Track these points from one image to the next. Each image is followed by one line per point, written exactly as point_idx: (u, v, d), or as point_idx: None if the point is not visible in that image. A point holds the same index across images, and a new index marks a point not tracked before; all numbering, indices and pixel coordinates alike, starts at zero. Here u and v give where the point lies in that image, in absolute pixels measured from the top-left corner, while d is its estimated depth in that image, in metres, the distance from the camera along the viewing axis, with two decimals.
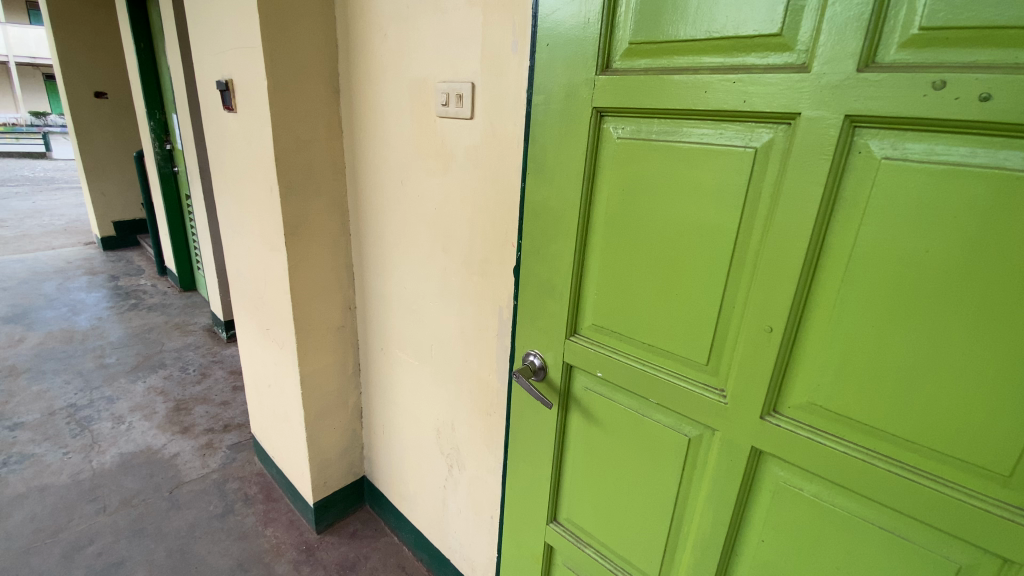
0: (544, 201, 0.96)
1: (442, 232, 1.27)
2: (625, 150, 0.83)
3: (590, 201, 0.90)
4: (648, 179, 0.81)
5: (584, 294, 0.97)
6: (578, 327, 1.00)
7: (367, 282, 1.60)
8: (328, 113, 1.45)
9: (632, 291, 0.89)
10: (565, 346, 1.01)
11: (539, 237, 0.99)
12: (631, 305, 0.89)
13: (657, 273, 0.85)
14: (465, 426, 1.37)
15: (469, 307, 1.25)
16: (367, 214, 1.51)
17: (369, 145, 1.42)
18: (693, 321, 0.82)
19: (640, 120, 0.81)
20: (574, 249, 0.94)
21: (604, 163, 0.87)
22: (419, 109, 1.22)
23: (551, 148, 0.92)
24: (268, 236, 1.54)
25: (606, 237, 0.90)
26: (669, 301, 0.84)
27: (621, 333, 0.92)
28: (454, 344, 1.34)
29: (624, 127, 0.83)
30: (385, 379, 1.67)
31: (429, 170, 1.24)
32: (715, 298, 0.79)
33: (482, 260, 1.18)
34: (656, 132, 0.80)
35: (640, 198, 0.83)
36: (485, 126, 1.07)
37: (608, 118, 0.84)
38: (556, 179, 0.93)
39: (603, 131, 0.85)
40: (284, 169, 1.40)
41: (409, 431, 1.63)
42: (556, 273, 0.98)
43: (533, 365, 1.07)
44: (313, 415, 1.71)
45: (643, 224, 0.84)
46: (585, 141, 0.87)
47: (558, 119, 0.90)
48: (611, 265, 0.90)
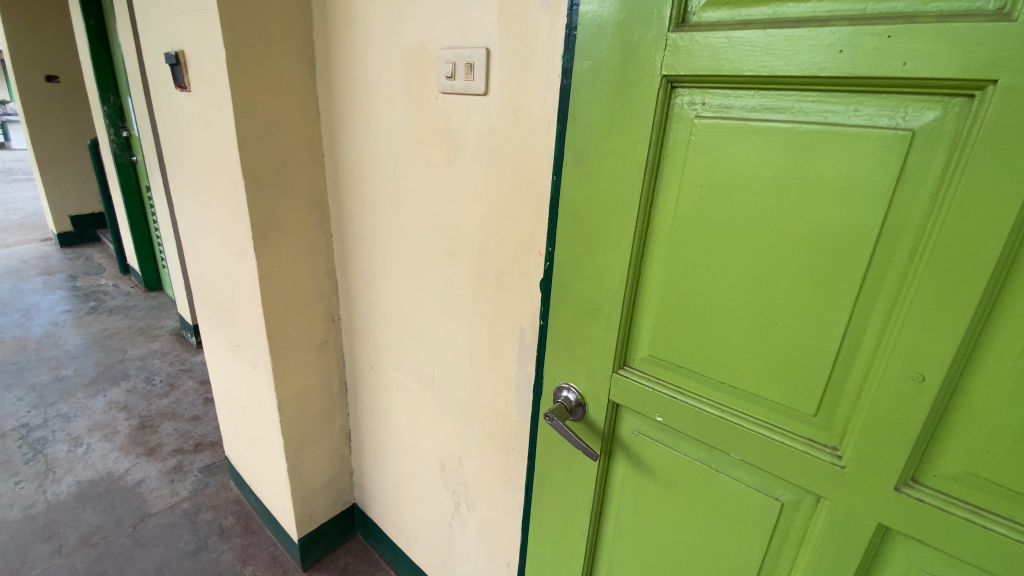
0: (587, 199, 0.75)
1: (446, 235, 1.05)
2: (708, 135, 0.63)
3: (651, 200, 0.69)
4: (742, 173, 0.61)
5: (636, 318, 0.76)
6: (627, 359, 0.79)
7: (353, 291, 1.38)
8: (301, 92, 1.21)
9: (709, 319, 0.68)
10: (610, 382, 0.80)
11: (578, 246, 0.78)
12: (706, 335, 0.69)
13: (748, 296, 0.64)
14: (476, 461, 1.17)
15: (481, 325, 1.04)
16: (351, 212, 1.28)
17: (352, 130, 1.19)
18: (798, 359, 0.63)
19: (731, 92, 0.60)
20: (627, 263, 0.73)
21: (676, 152, 0.66)
22: (417, 84, 0.98)
23: (598, 133, 0.71)
24: (235, 239, 1.29)
25: (673, 247, 0.69)
26: (764, 334, 0.64)
27: (690, 370, 0.72)
28: (461, 368, 1.12)
29: (707, 102, 0.62)
30: (376, 401, 1.45)
31: (430, 160, 1.02)
32: (833, 330, 0.60)
33: (499, 270, 0.96)
34: (756, 108, 0.59)
35: (727, 197, 0.63)
36: (505, 104, 0.85)
37: (683, 90, 0.63)
38: (605, 172, 0.71)
39: (676, 108, 0.64)
40: (251, 161, 1.17)
41: (405, 460, 1.41)
42: (600, 292, 0.77)
43: (568, 402, 0.86)
44: (294, 443, 1.49)
45: (731, 232, 0.63)
46: (648, 122, 0.66)
47: (609, 94, 0.68)
48: (679, 283, 0.70)
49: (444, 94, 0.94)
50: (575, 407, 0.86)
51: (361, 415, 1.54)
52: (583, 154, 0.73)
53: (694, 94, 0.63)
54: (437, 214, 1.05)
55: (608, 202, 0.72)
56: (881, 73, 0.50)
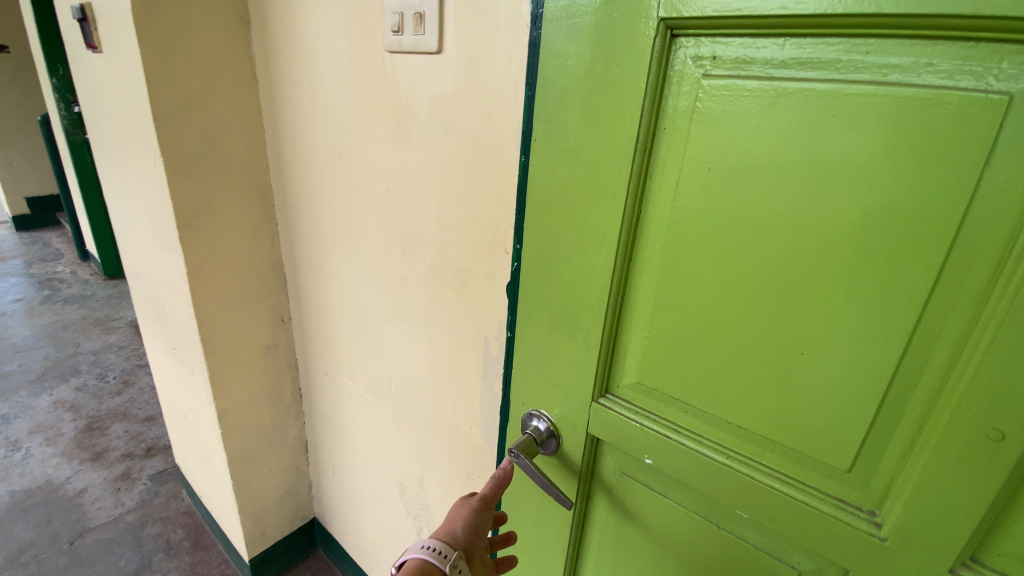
0: (562, 186, 0.59)
1: (399, 227, 0.88)
2: (719, 101, 0.47)
3: (643, 189, 0.54)
4: (764, 152, 0.45)
5: (623, 338, 0.61)
6: (611, 385, 0.64)
7: (302, 288, 1.21)
8: (232, 55, 1.03)
9: (715, 342, 0.53)
10: (589, 413, 0.65)
11: (551, 245, 0.62)
12: (710, 363, 0.54)
13: (768, 316, 0.49)
14: (438, 486, 1.02)
15: (440, 334, 0.88)
16: (296, 198, 1.10)
17: (292, 100, 1.01)
18: (830, 400, 0.48)
19: (754, 40, 0.44)
20: (611, 267, 0.57)
21: (676, 125, 0.50)
22: (361, 41, 0.81)
23: (576, 99, 0.54)
24: (159, 229, 1.11)
25: (671, 250, 0.53)
26: (788, 366, 0.50)
27: (689, 404, 0.57)
28: (419, 382, 0.96)
29: (719, 56, 0.46)
30: (330, 412, 1.29)
31: (379, 136, 0.84)
32: (879, 366, 0.45)
33: (460, 270, 0.80)
34: (787, 63, 0.43)
35: (743, 184, 0.47)
36: (463, 65, 0.68)
37: (688, 38, 0.47)
38: (585, 151, 0.55)
39: (677, 64, 0.48)
40: (171, 136, 0.98)
41: (363, 478, 1.26)
42: (577, 303, 0.62)
43: (538, 433, 0.71)
44: (240, 458, 1.33)
45: (748, 230, 0.48)
46: (640, 84, 0.49)
47: (590, 46, 0.52)
48: (677, 295, 0.54)
49: (391, 53, 0.76)
50: (547, 439, 0.70)
51: (316, 426, 1.38)
52: (558, 127, 0.57)
53: (703, 44, 0.47)
54: (388, 202, 0.88)
55: (588, 189, 0.56)
56: (976, 8, 0.35)
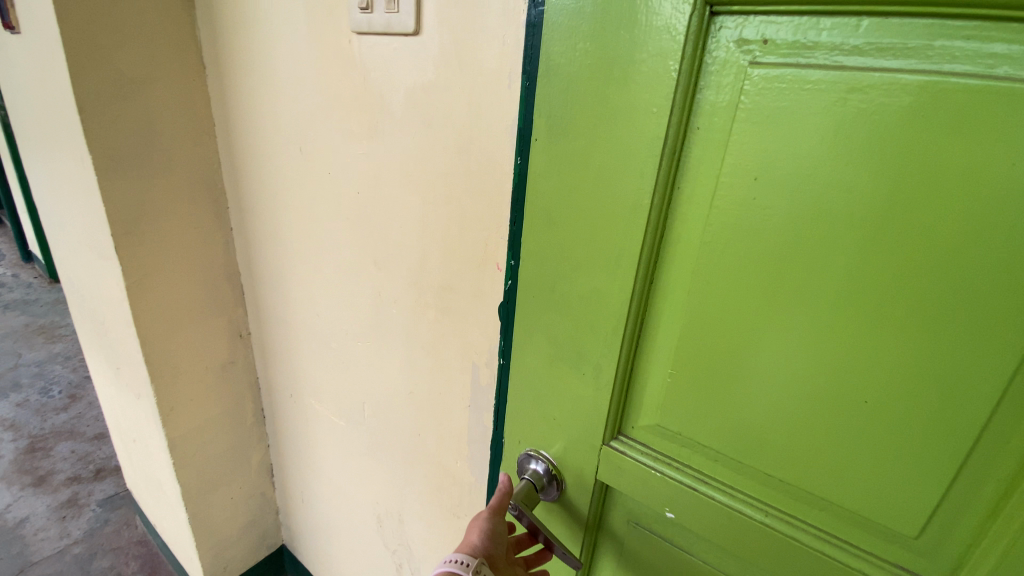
0: (568, 195, 0.49)
1: (370, 237, 0.77)
2: (770, 96, 0.38)
3: (669, 201, 0.44)
4: (828, 159, 0.37)
5: (639, 373, 0.52)
6: (623, 426, 0.55)
7: (262, 300, 1.08)
8: (173, 37, 0.89)
9: (757, 384, 0.45)
10: (598, 458, 0.56)
11: (555, 265, 0.52)
12: (749, 407, 0.46)
13: (823, 356, 0.41)
14: (420, 522, 0.92)
15: (420, 358, 0.78)
16: (251, 200, 0.98)
17: (245, 90, 0.88)
18: (896, 455, 0.41)
19: (819, 20, 0.35)
20: (628, 293, 0.48)
21: (713, 125, 0.41)
22: (324, 22, 0.69)
23: (587, 91, 0.45)
24: (92, 236, 0.97)
25: (704, 274, 0.44)
26: (845, 414, 0.42)
27: (719, 452, 0.49)
28: (397, 408, 0.86)
29: (772, 39, 0.37)
30: (296, 435, 1.17)
31: (345, 133, 0.73)
32: (960, 419, 0.38)
33: (443, 288, 0.70)
34: (861, 49, 0.35)
35: (799, 198, 0.39)
36: (445, 49, 0.57)
37: (733, 16, 0.38)
38: (598, 155, 0.46)
39: (717, 49, 0.39)
40: (101, 131, 0.85)
41: (334, 508, 1.15)
42: (586, 333, 0.52)
43: (536, 477, 0.61)
44: (196, 488, 1.20)
45: (804, 255, 0.40)
46: (670, 73, 0.40)
47: (606, 26, 0.42)
48: (710, 328, 0.46)
49: (359, 35, 0.64)
50: (548, 484, 0.60)
51: (282, 450, 1.25)
52: (564, 124, 0.47)
53: (752, 23, 0.37)
54: (357, 208, 0.77)
55: (601, 200, 0.47)
56: None
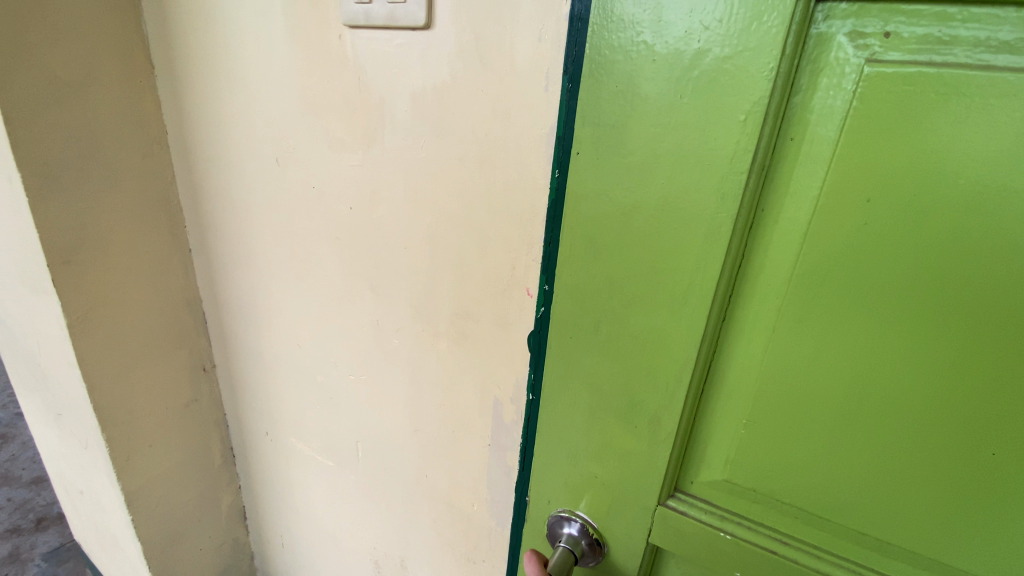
0: (620, 221, 0.42)
1: (365, 260, 0.67)
2: (890, 104, 0.32)
3: (751, 224, 0.39)
4: (960, 184, 0.32)
5: (705, 421, 0.46)
6: (682, 481, 0.49)
7: (229, 329, 0.96)
8: (114, 33, 0.76)
9: (856, 436, 0.40)
10: (653, 519, 0.50)
11: (600, 299, 0.45)
12: (845, 461, 0.41)
13: (938, 405, 0.37)
14: (428, 569, 0.83)
15: (429, 393, 0.69)
16: (214, 219, 0.86)
17: (205, 94, 0.76)
18: (1017, 508, 0.37)
19: (961, 10, 0.30)
20: (698, 333, 0.42)
21: (813, 137, 0.35)
22: (305, 13, 0.59)
23: (650, 96, 0.38)
24: (21, 268, 0.82)
25: (793, 315, 0.39)
26: (961, 465, 0.38)
27: (803, 509, 0.44)
28: (399, 448, 0.77)
29: (896, 32, 0.31)
30: (275, 477, 1.05)
31: (332, 142, 0.63)
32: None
33: (458, 316, 0.62)
34: (1012, 45, 0.29)
35: (921, 230, 0.33)
36: (464, 45, 0.49)
37: (846, 2, 0.32)
38: (662, 171, 0.39)
39: (823, 43, 0.33)
40: (29, 144, 0.71)
41: (322, 554, 1.04)
42: (642, 376, 0.45)
43: (573, 541, 0.54)
44: (159, 543, 1.06)
45: (921, 294, 0.35)
46: (765, 74, 0.34)
47: (680, 16, 0.35)
48: (800, 374, 0.40)
49: (351, 29, 0.55)
50: (590, 545, 0.54)
51: (257, 492, 1.13)
52: (616, 136, 0.40)
53: (872, 13, 0.32)
54: (348, 228, 0.67)
55: (664, 227, 0.40)
56: None
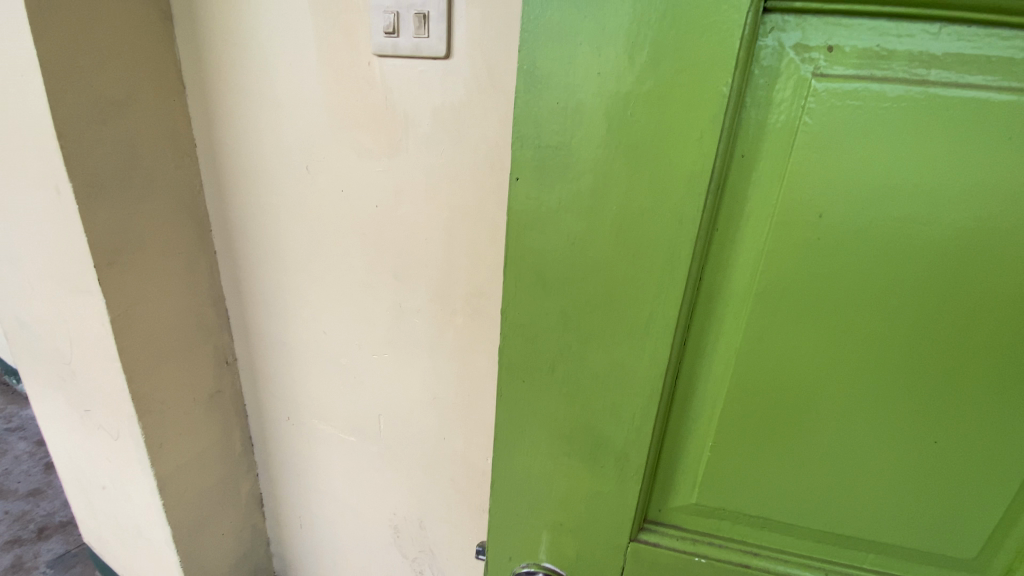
0: (569, 244, 0.41)
1: (389, 251, 0.78)
2: (835, 116, 0.35)
3: (708, 242, 0.41)
4: (885, 206, 0.37)
5: (676, 435, 0.48)
6: (650, 508, 0.52)
7: (253, 323, 1.05)
8: (150, 56, 0.86)
9: (811, 432, 0.44)
10: (625, 556, 0.52)
11: (554, 324, 0.44)
12: (802, 454, 0.45)
13: (872, 398, 0.42)
14: (446, 525, 0.94)
15: (445, 364, 0.81)
16: (241, 221, 0.95)
17: (236, 111, 0.87)
18: (922, 479, 0.44)
19: (898, 26, 0.34)
20: (665, 352, 0.43)
21: (766, 151, 0.38)
22: (337, 43, 0.70)
23: (596, 112, 0.37)
24: (64, 270, 0.90)
25: (755, 332, 0.42)
26: (880, 456, 0.44)
27: (769, 500, 0.48)
28: (418, 416, 0.88)
29: (838, 46, 0.35)
30: (295, 459, 1.14)
31: (360, 151, 0.74)
32: (998, 428, 0.42)
33: (472, 294, 0.73)
34: (940, 60, 0.34)
35: (859, 249, 0.38)
36: (477, 71, 0.61)
37: (790, 13, 0.34)
38: (619, 188, 0.39)
39: (770, 55, 0.35)
40: (81, 159, 0.80)
41: (340, 528, 1.14)
42: (614, 393, 0.45)
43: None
44: (187, 526, 1.13)
45: (862, 304, 0.39)
46: (721, 87, 0.35)
47: (626, 23, 0.35)
48: (765, 385, 0.44)
49: (380, 57, 0.67)
50: None
51: (276, 477, 1.21)
52: (559, 157, 0.39)
53: (816, 26, 0.34)
54: (373, 224, 0.78)
55: (614, 249, 0.41)
56: None
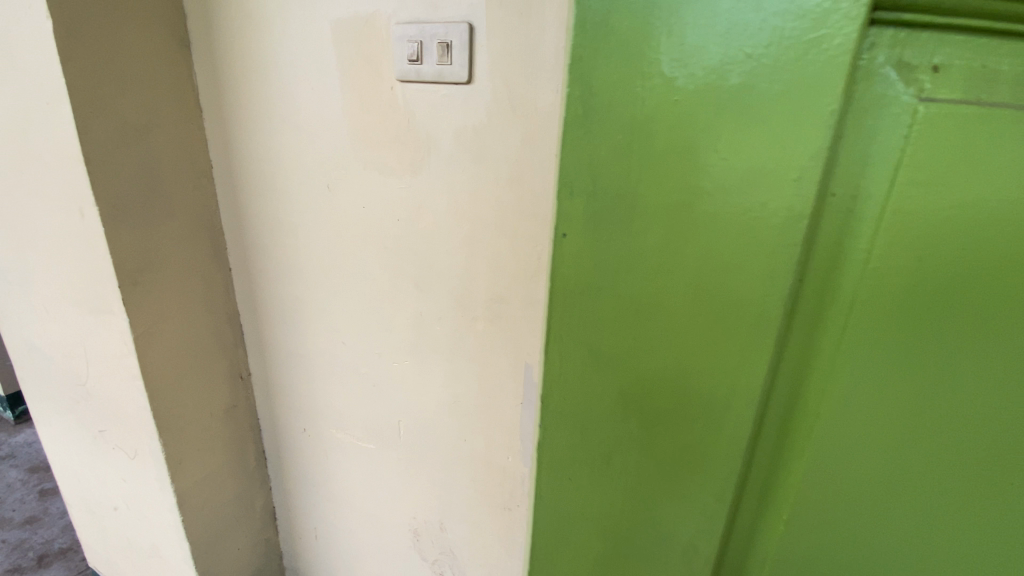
0: (622, 315, 0.32)
1: (412, 263, 0.83)
2: (942, 156, 0.27)
3: (791, 321, 0.31)
4: (1011, 264, 0.28)
5: (738, 549, 0.39)
6: None
7: (268, 337, 1.08)
8: (170, 82, 0.89)
9: (905, 533, 0.36)
10: None
11: (602, 411, 0.35)
12: (898, 556, 0.37)
13: (979, 483, 0.34)
14: (467, 524, 0.97)
15: (467, 368, 0.85)
16: (258, 239, 0.99)
17: (255, 134, 0.90)
18: None
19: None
20: (726, 456, 0.34)
21: (860, 206, 0.28)
22: (360, 69, 0.75)
23: (632, 163, 0.29)
24: (86, 290, 0.92)
25: (844, 428, 0.33)
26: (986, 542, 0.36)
27: None
28: (439, 421, 0.91)
29: (946, 63, 0.26)
30: (311, 470, 1.16)
31: (383, 169, 0.79)
32: None
33: (493, 300, 0.78)
34: None
35: (968, 323, 0.30)
36: (498, 94, 0.67)
37: (893, 26, 0.25)
38: (694, 244, 0.29)
39: (874, 73, 0.26)
40: (106, 182, 0.83)
41: (357, 536, 1.16)
42: (664, 504, 0.37)
43: None
44: (204, 542, 1.14)
45: (960, 387, 0.31)
46: (824, 119, 0.26)
47: (681, 40, 0.26)
48: (847, 488, 0.34)
49: (403, 82, 0.72)
50: None
51: (291, 489, 1.23)
52: (612, 206, 0.30)
53: (925, 35, 0.25)
54: (395, 238, 0.82)
55: (685, 318, 0.31)
56: None
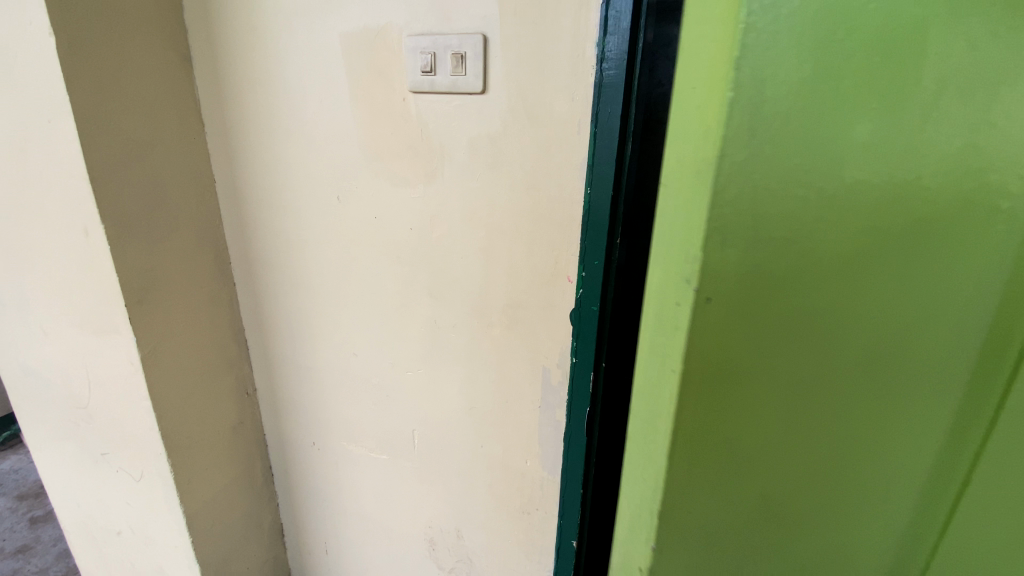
0: (778, 360, 0.31)
1: (425, 271, 0.83)
2: None
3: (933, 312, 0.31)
4: None
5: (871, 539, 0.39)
6: None
7: (275, 351, 1.07)
8: (172, 97, 0.88)
9: None
10: None
11: (743, 438, 0.34)
12: None
13: None
14: (486, 531, 0.97)
15: (483, 374, 0.85)
16: (264, 252, 0.98)
17: (260, 147, 0.90)
18: None
19: None
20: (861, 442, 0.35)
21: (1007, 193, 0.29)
22: (371, 81, 0.76)
23: (805, 182, 0.27)
24: (90, 311, 0.90)
25: (965, 400, 0.34)
26: None
27: None
28: (455, 427, 0.92)
29: None
30: (321, 484, 1.15)
31: (395, 179, 0.79)
32: None
33: (509, 306, 0.79)
34: None
35: None
36: (513, 103, 0.68)
37: None
38: (850, 253, 0.29)
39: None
40: (113, 200, 0.81)
41: (370, 548, 1.15)
42: (807, 507, 0.37)
43: None
44: (214, 563, 1.12)
45: None
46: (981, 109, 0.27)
47: (870, 40, 0.25)
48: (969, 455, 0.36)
49: (416, 93, 0.73)
50: None
51: (299, 504, 1.22)
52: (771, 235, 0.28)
53: None
54: (408, 247, 0.83)
55: (853, 346, 0.32)
56: None
